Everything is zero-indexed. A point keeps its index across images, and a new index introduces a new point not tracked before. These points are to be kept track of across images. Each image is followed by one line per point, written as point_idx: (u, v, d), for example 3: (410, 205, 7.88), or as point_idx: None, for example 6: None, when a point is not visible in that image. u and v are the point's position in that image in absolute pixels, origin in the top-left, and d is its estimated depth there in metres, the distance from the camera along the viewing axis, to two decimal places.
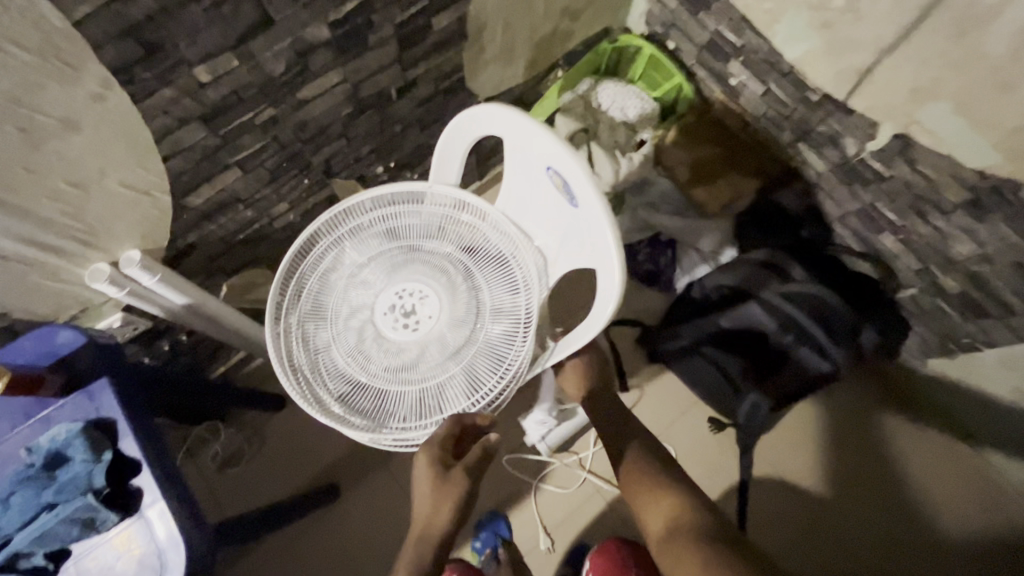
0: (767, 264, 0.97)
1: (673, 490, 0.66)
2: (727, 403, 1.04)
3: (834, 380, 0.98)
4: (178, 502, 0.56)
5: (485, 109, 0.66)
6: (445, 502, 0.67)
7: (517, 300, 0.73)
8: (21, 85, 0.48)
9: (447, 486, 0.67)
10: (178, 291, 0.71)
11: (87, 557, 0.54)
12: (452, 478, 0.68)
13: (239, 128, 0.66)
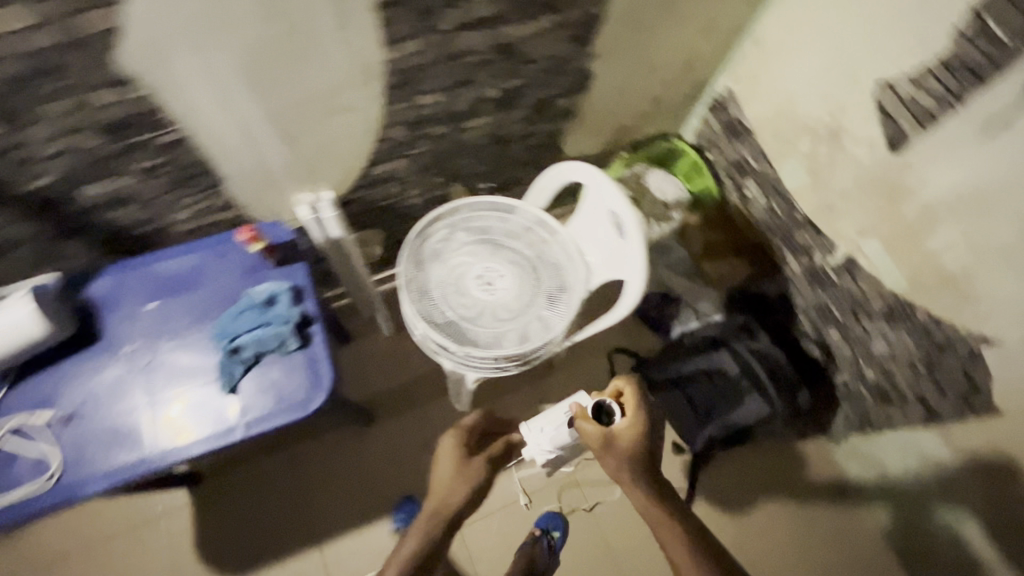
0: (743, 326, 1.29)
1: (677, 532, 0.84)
2: (688, 431, 1.35)
3: (773, 427, 1.26)
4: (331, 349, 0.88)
5: (579, 166, 1.02)
6: (462, 475, 0.96)
7: (564, 293, 1.06)
8: (346, 85, 0.82)
9: (467, 466, 0.98)
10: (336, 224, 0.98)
11: (272, 364, 0.85)
12: (473, 463, 0.99)
13: (422, 134, 1.01)
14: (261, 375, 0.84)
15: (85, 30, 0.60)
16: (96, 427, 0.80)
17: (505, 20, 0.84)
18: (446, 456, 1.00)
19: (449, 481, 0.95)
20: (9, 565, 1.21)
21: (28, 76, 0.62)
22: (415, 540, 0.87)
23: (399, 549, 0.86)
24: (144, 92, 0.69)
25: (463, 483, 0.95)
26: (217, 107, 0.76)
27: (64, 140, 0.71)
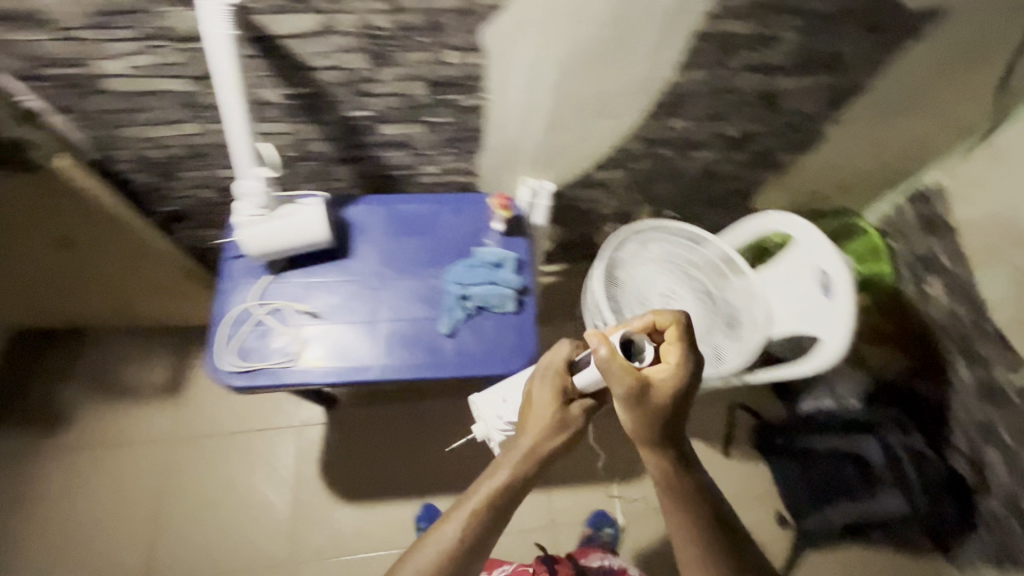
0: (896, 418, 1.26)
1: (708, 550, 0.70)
2: (801, 507, 1.33)
3: (903, 526, 1.24)
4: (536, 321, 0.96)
5: (794, 219, 1.04)
6: (558, 421, 0.77)
7: (742, 333, 1.09)
8: (624, 96, 0.91)
9: (559, 404, 0.77)
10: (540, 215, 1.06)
11: (486, 320, 0.93)
12: (567, 419, 0.77)
13: (651, 152, 1.08)
14: (476, 325, 0.93)
15: (478, 2, 0.70)
16: (332, 328, 0.90)
17: (785, 71, 0.90)
18: (540, 406, 0.77)
19: (550, 436, 0.76)
20: (161, 430, 1.34)
21: (413, 28, 0.73)
22: (489, 499, 0.71)
23: (466, 502, 0.71)
24: (481, 61, 0.80)
25: (554, 429, 0.76)
26: (521, 86, 0.86)
27: (399, 85, 0.82)
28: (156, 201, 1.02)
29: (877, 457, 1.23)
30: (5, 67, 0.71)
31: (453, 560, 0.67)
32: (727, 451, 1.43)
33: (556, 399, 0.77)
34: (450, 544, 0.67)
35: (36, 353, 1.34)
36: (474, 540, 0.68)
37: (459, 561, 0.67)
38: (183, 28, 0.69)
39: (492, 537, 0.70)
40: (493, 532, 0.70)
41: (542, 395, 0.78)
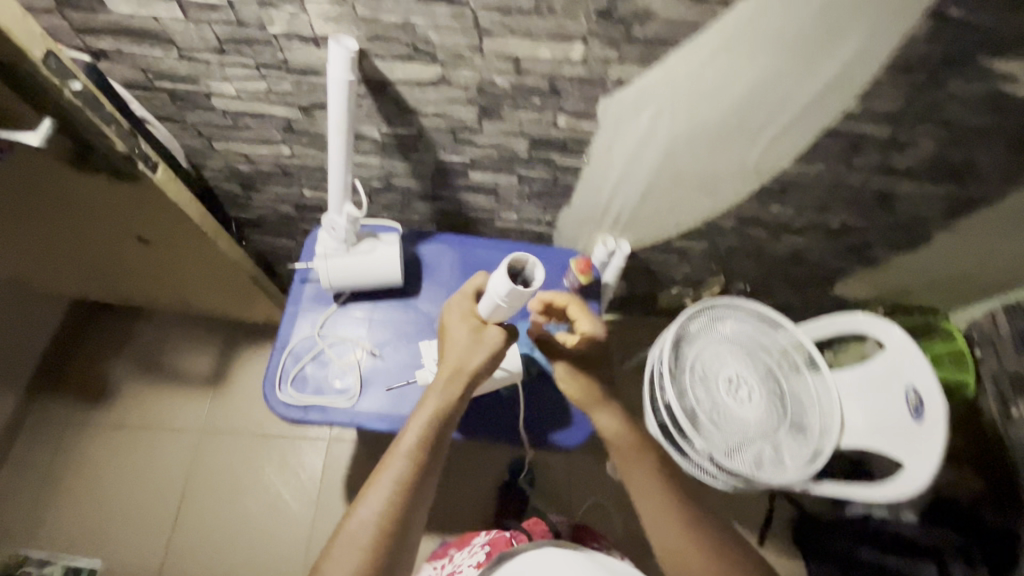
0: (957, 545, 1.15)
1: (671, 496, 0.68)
2: None
3: None
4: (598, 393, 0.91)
5: (887, 325, 0.97)
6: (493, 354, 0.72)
7: (811, 436, 1.02)
8: (730, 177, 0.86)
9: (482, 327, 0.73)
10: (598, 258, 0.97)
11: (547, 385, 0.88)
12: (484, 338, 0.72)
13: (740, 231, 1.03)
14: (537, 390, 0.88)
15: (605, 74, 0.67)
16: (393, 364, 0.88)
17: (909, 175, 0.83)
18: (453, 327, 0.74)
19: (478, 353, 0.71)
20: (197, 420, 1.33)
21: (532, 89, 0.70)
22: (422, 437, 0.66)
23: (399, 443, 0.65)
24: (591, 127, 0.76)
25: (486, 355, 0.71)
26: (624, 156, 0.82)
27: (501, 138, 0.79)
28: (234, 207, 1.02)
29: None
30: (123, 76, 0.71)
31: (404, 512, 0.61)
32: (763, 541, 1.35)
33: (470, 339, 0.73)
34: (391, 490, 0.62)
35: (93, 325, 1.37)
36: (417, 484, 0.63)
37: (406, 509, 0.62)
38: (300, 63, 0.68)
39: (432, 479, 0.65)
40: (433, 469, 0.65)
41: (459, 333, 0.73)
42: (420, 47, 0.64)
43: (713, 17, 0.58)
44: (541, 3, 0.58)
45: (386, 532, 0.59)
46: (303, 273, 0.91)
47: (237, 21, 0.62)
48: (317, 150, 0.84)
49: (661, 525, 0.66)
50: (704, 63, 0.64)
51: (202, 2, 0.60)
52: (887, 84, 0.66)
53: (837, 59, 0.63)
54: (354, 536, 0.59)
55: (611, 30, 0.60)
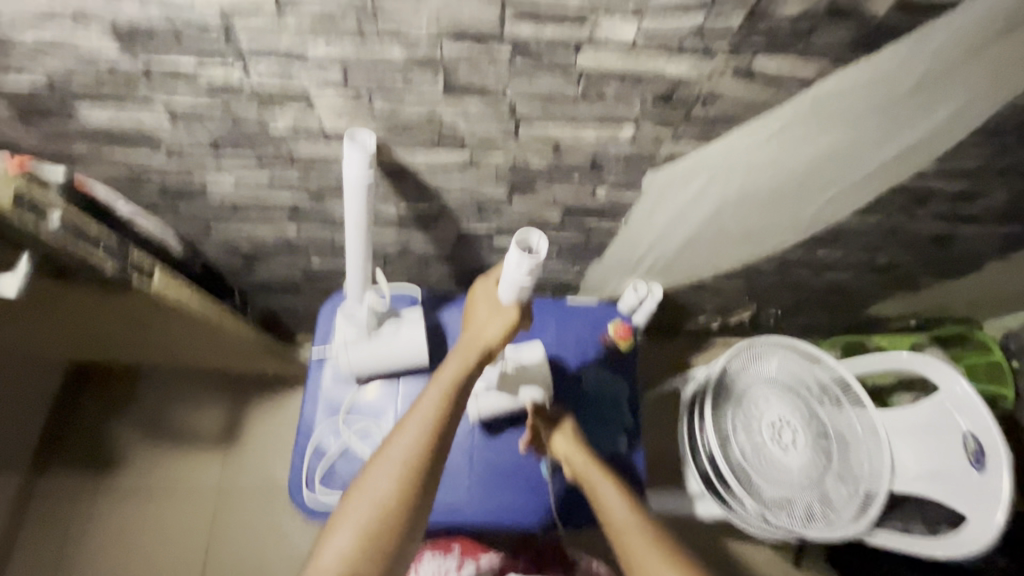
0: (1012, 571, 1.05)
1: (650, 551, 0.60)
2: None
3: None
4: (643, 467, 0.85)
5: (944, 368, 0.91)
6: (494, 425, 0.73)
7: (862, 482, 0.96)
8: (780, 230, 0.78)
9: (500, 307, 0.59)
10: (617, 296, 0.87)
11: None
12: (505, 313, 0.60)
13: (780, 270, 0.96)
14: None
15: (656, 150, 0.59)
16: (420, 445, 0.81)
17: (974, 220, 0.77)
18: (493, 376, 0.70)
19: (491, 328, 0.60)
20: (209, 481, 1.26)
21: (571, 165, 0.62)
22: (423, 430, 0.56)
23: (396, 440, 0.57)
24: (634, 196, 0.68)
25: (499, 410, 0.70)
26: (666, 217, 0.74)
27: (533, 207, 0.72)
28: (235, 276, 0.93)
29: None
30: (103, 174, 0.62)
31: (397, 514, 0.54)
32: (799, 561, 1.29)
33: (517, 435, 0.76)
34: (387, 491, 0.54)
35: (90, 387, 1.28)
36: (416, 482, 0.55)
37: (406, 512, 0.54)
38: (308, 154, 0.59)
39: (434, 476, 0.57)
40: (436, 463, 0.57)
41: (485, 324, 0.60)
42: (447, 135, 0.55)
43: (789, 97, 0.50)
44: (591, 90, 0.49)
45: (378, 536, 0.53)
46: (319, 355, 0.84)
47: (234, 120, 0.53)
48: (326, 227, 0.76)
49: (607, 525, 0.64)
50: (770, 137, 0.56)
51: (192, 104, 0.51)
52: (972, 146, 0.59)
53: (922, 128, 0.55)
54: (344, 538, 0.52)
55: (669, 110, 0.52)
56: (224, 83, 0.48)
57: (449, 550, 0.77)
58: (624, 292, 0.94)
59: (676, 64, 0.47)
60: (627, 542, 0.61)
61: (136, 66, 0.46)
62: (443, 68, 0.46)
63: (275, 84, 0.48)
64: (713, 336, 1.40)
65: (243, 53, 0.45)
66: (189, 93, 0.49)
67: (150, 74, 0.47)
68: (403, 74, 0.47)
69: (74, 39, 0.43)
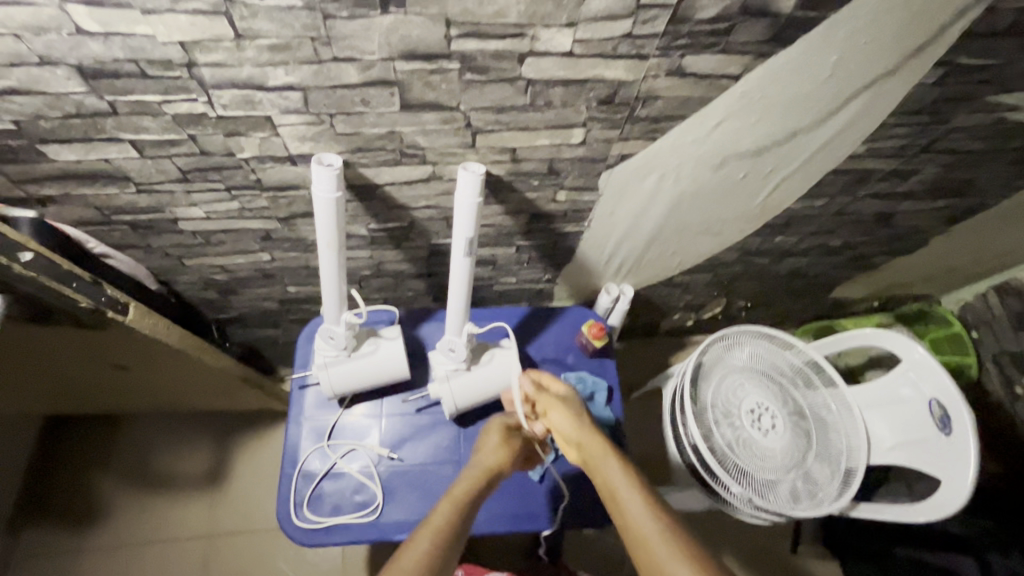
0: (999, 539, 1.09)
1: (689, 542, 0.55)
2: None
3: None
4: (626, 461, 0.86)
5: (900, 338, 0.97)
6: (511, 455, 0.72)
7: (838, 459, 1.00)
8: (733, 222, 0.83)
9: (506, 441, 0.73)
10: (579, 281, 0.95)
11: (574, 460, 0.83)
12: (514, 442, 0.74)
13: (742, 260, 1.00)
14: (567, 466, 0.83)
15: (608, 152, 0.63)
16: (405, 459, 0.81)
17: (910, 197, 0.83)
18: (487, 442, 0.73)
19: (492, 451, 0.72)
20: (198, 526, 1.22)
21: (530, 172, 0.65)
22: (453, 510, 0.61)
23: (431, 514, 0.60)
24: (593, 198, 0.72)
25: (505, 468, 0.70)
26: (626, 216, 0.78)
27: (500, 217, 0.75)
28: (213, 311, 0.94)
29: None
30: (73, 215, 0.63)
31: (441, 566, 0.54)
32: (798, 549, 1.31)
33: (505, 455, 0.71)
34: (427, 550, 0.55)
35: (69, 442, 1.25)
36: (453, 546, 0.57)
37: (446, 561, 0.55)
38: (275, 180, 0.61)
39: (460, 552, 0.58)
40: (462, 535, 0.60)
41: (486, 452, 0.72)
42: (408, 151, 0.58)
43: (721, 91, 0.55)
44: (539, 98, 0.53)
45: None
46: (302, 379, 0.85)
47: (202, 151, 0.55)
48: (300, 252, 0.78)
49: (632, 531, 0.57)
50: (711, 130, 0.60)
51: (159, 139, 0.53)
52: (895, 125, 0.64)
53: (847, 112, 0.60)
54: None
55: (614, 113, 0.56)
56: (190, 116, 0.50)
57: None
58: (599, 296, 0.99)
59: (613, 69, 0.51)
60: (647, 538, 0.56)
61: (103, 105, 0.48)
62: (399, 87, 0.50)
63: (239, 114, 0.51)
64: (690, 334, 1.43)
65: (206, 86, 0.47)
66: (156, 128, 0.51)
67: (117, 112, 0.49)
68: (361, 95, 0.50)
69: (40, 83, 0.45)
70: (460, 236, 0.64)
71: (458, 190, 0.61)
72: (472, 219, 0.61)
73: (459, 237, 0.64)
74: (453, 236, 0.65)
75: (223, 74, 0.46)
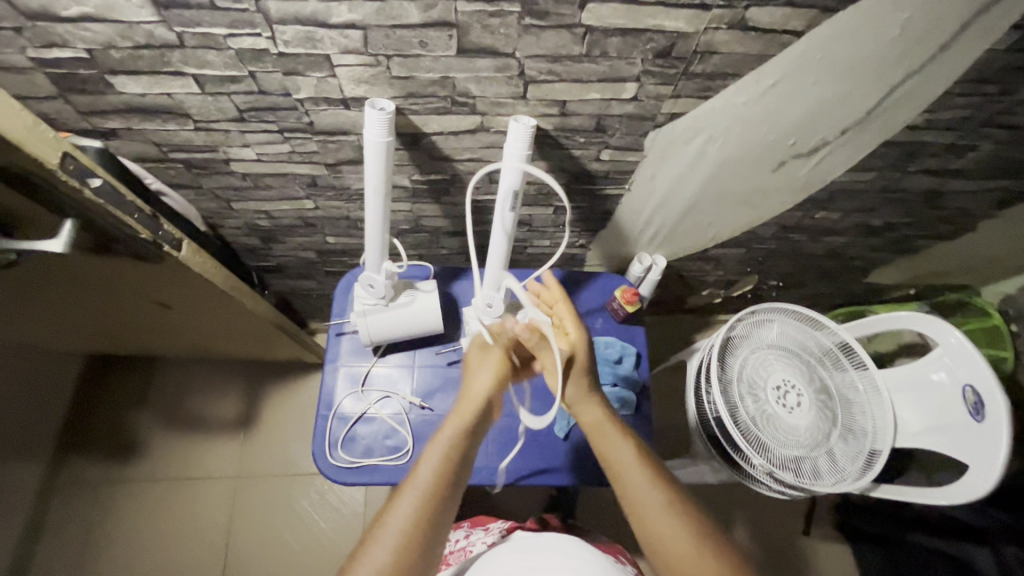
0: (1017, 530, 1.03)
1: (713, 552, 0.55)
2: None
3: None
4: (649, 426, 0.87)
5: (939, 323, 0.95)
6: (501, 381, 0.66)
7: (863, 440, 0.99)
8: (777, 192, 0.82)
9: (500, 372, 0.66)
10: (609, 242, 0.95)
11: None
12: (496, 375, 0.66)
13: (779, 235, 0.99)
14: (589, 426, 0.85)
15: (658, 110, 0.62)
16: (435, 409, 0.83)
17: (962, 175, 0.80)
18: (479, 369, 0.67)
19: (485, 378, 0.65)
20: (229, 466, 1.28)
21: (576, 128, 0.65)
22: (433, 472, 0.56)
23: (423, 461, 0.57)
24: (636, 159, 0.72)
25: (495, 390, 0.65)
26: (668, 181, 0.77)
27: (542, 175, 0.75)
28: (253, 258, 0.97)
29: (986, 566, 1.03)
30: (133, 150, 0.65)
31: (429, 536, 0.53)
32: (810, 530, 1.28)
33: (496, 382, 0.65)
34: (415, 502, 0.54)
35: (110, 379, 1.31)
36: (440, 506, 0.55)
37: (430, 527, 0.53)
38: (327, 124, 0.62)
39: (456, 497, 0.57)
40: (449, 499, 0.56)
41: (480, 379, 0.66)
42: (459, 99, 0.59)
43: (781, 49, 0.54)
44: (595, 49, 0.53)
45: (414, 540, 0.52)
46: (338, 326, 0.88)
47: (260, 90, 0.57)
48: (343, 202, 0.79)
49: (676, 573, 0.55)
50: (766, 91, 0.60)
51: (221, 75, 0.54)
52: (958, 95, 0.62)
53: (912, 71, 0.58)
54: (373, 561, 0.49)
55: (669, 67, 0.56)
56: (253, 52, 0.51)
57: (460, 526, 0.86)
58: (630, 266, 0.98)
59: (673, 19, 0.50)
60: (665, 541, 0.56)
61: (172, 37, 0.49)
62: (458, 30, 0.50)
63: (300, 52, 0.52)
64: (716, 312, 1.42)
65: (271, 21, 0.48)
66: (219, 64, 0.53)
67: (184, 45, 0.50)
68: (420, 37, 0.50)
69: (116, 11, 0.47)
70: (506, 188, 0.64)
71: (508, 142, 0.61)
72: (516, 169, 0.61)
73: (505, 190, 0.64)
74: (499, 189, 0.65)
75: (289, 9, 0.47)
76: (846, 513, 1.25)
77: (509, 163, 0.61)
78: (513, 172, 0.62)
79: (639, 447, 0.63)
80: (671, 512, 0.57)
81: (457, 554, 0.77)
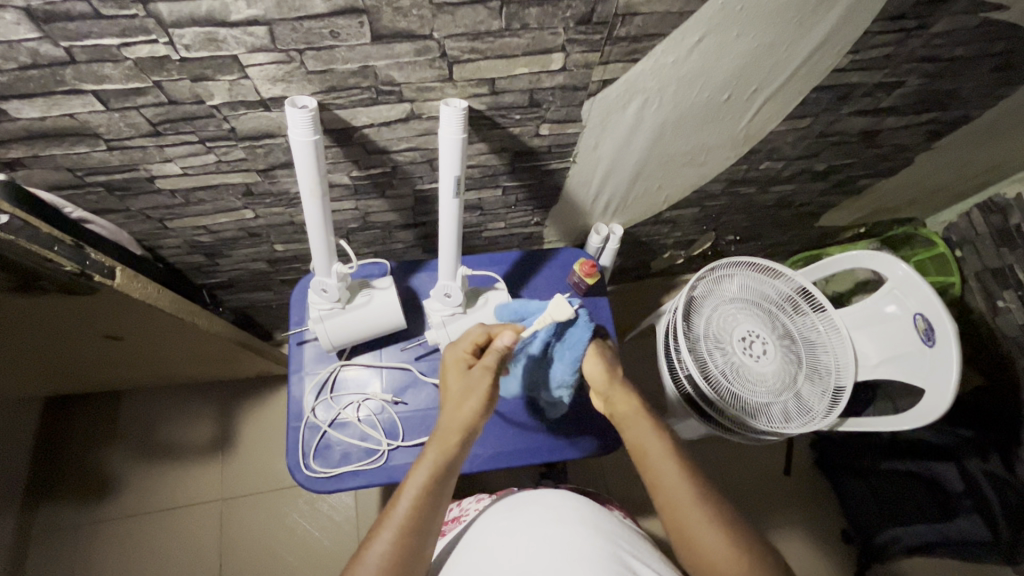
0: (975, 443, 1.09)
1: (726, 526, 0.55)
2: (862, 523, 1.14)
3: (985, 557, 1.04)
4: None
5: (887, 258, 0.98)
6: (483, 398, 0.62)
7: (827, 378, 1.02)
8: (722, 148, 0.82)
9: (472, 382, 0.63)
10: (561, 214, 0.94)
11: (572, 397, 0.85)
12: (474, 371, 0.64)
13: (729, 190, 1.00)
14: None
15: (589, 78, 0.61)
16: None
17: (894, 111, 0.82)
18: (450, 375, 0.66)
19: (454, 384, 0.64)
20: (208, 488, 1.23)
21: (510, 106, 0.64)
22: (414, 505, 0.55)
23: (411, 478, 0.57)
24: (577, 130, 0.70)
25: (481, 402, 0.62)
26: (611, 150, 0.76)
27: (484, 157, 0.73)
28: (201, 276, 0.93)
29: (954, 482, 1.07)
30: (46, 178, 0.61)
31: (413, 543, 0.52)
32: (790, 470, 1.27)
33: (465, 395, 0.62)
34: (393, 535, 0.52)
35: (73, 419, 1.24)
36: (423, 523, 0.54)
37: (417, 531, 0.53)
38: (249, 129, 0.59)
39: (445, 504, 0.57)
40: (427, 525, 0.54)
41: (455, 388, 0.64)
42: (384, 88, 0.57)
43: (699, 3, 0.54)
44: (514, 21, 0.52)
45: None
46: (298, 335, 0.86)
47: (170, 101, 0.54)
48: (283, 208, 0.77)
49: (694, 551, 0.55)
50: (693, 48, 0.59)
51: (124, 89, 0.51)
52: (878, 33, 0.64)
53: (833, 14, 0.59)
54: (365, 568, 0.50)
55: (593, 34, 0.55)
56: (153, 61, 0.48)
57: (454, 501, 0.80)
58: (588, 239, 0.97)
59: None
60: (675, 507, 0.58)
61: (59, 53, 0.46)
62: (368, 16, 0.48)
63: (204, 56, 0.49)
64: (681, 272, 1.43)
65: (165, 25, 0.45)
66: (119, 77, 0.50)
67: (76, 61, 0.47)
68: (329, 27, 0.48)
69: None
70: (447, 175, 0.61)
71: (441, 128, 0.58)
72: (453, 153, 0.59)
73: (446, 176, 0.61)
74: (439, 177, 0.62)
75: (181, 10, 0.44)
76: (822, 449, 1.24)
77: (440, 142, 0.58)
78: (454, 171, 0.60)
79: (673, 455, 0.62)
80: (692, 503, 0.57)
81: (452, 524, 0.73)
